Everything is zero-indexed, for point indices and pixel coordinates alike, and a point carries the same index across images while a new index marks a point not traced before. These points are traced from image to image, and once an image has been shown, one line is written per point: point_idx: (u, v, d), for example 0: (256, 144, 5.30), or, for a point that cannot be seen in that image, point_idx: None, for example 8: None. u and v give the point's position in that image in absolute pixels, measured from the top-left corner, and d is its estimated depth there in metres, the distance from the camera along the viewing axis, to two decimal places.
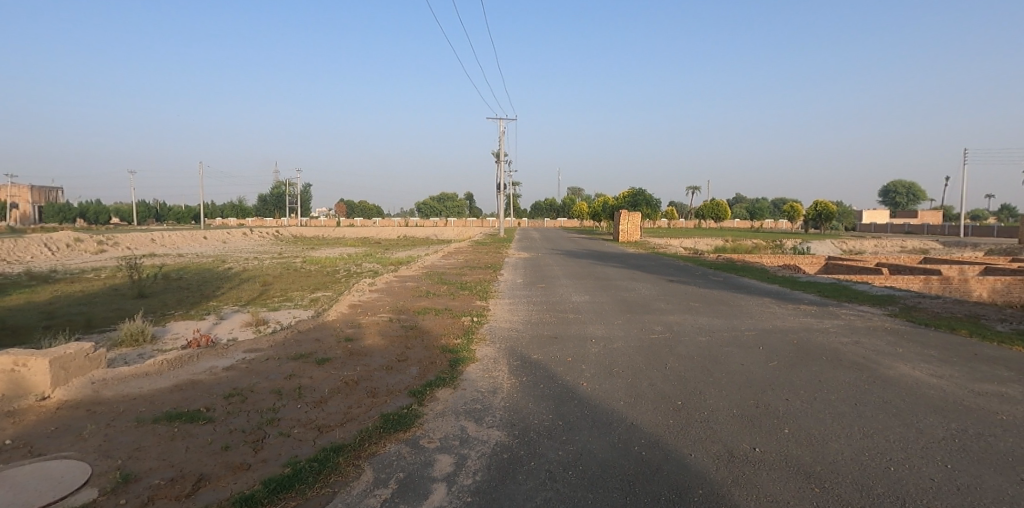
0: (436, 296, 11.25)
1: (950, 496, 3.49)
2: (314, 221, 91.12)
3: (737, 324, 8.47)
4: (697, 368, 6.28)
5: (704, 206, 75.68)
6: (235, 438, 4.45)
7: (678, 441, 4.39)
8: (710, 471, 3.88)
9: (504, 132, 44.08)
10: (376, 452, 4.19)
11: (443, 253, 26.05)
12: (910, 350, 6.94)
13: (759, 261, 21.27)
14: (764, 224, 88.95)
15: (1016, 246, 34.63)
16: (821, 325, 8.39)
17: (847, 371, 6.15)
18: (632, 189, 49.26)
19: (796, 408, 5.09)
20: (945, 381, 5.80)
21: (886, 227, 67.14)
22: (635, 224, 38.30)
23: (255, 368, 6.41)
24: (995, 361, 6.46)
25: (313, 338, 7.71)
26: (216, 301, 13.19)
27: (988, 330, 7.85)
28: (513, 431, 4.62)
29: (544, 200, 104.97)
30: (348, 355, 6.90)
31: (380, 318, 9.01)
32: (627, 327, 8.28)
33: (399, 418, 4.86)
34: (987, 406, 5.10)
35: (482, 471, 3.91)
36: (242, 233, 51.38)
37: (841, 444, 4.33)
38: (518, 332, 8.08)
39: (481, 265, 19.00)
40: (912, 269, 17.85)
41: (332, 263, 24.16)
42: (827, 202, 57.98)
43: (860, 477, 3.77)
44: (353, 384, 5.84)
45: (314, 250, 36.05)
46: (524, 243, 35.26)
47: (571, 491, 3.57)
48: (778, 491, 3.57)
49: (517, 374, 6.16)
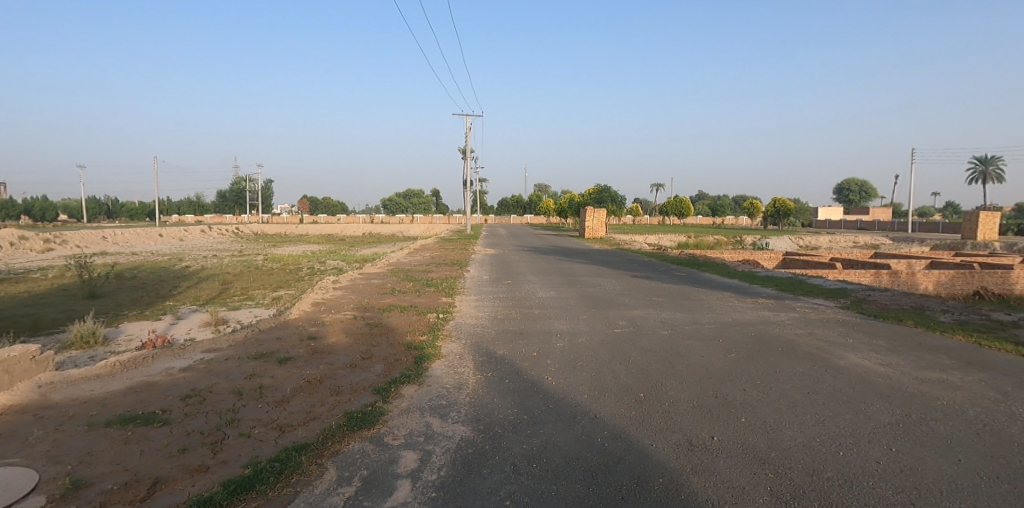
0: (402, 293, 11.15)
1: (894, 478, 3.70)
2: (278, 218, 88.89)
3: (698, 318, 8.67)
4: (659, 361, 6.40)
5: (669, 203, 76.99)
6: (192, 440, 4.32)
7: (640, 432, 4.48)
8: (670, 460, 3.98)
9: (469, 128, 44.01)
10: (340, 451, 4.14)
11: (409, 250, 25.71)
12: (860, 340, 7.26)
13: (720, 256, 21.81)
14: (726, 220, 91.45)
15: (958, 242, 36.47)
16: (778, 317, 8.67)
17: (802, 361, 6.39)
18: (597, 187, 49.92)
19: (752, 397, 5.25)
20: (891, 370, 6.07)
21: (840, 223, 69.82)
22: (600, 220, 38.52)
23: (214, 368, 6.23)
24: (938, 349, 6.81)
25: (274, 336, 7.52)
26: (174, 301, 12.74)
27: (933, 321, 8.25)
28: (478, 426, 4.63)
29: (512, 197, 105.44)
30: (311, 353, 6.77)
31: (344, 315, 8.86)
32: (592, 322, 8.37)
33: (363, 416, 4.81)
34: (930, 392, 5.38)
35: (447, 466, 3.91)
36: (202, 230, 49.64)
37: (795, 431, 4.50)
38: (484, 328, 8.07)
39: (447, 262, 18.88)
40: (863, 263, 18.59)
41: (295, 260, 23.64)
42: (786, 199, 60.23)
43: (810, 462, 3.94)
44: (316, 382, 5.73)
45: (276, 247, 35.06)
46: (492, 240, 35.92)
47: (535, 483, 3.62)
48: (735, 478, 3.70)
49: (482, 370, 6.15)
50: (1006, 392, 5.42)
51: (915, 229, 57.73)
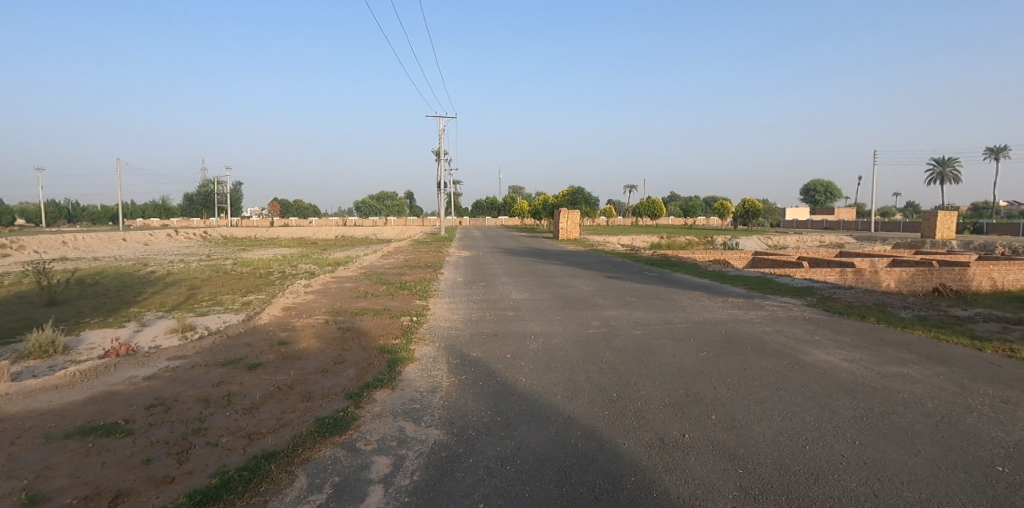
0: (376, 296, 11.03)
1: (858, 469, 3.81)
2: (249, 221, 87.03)
3: (670, 317, 8.79)
4: (632, 361, 6.46)
5: (642, 205, 78.03)
6: (157, 450, 4.20)
7: (612, 431, 4.53)
8: (643, 458, 4.02)
9: (443, 130, 43.94)
10: (310, 458, 4.06)
11: (383, 252, 25.45)
12: (826, 337, 7.46)
13: (692, 256, 22.16)
14: (698, 221, 93.15)
15: (918, 240, 37.83)
16: (747, 316, 8.86)
17: (770, 358, 6.53)
18: (571, 188, 50.27)
19: (723, 395, 5.35)
20: (855, 365, 6.25)
21: (807, 223, 71.59)
22: (574, 222, 38.76)
23: (180, 376, 6.06)
24: (898, 344, 7.05)
25: (244, 342, 7.36)
26: (138, 308, 12.35)
27: (894, 317, 8.52)
28: (452, 429, 4.61)
29: (488, 199, 105.57)
30: (282, 359, 6.64)
31: (316, 320, 8.73)
32: (566, 323, 8.41)
33: (334, 422, 4.74)
34: (892, 386, 5.56)
35: (420, 470, 3.88)
36: (168, 234, 48.29)
37: (763, 426, 4.60)
38: (458, 330, 8.04)
39: (421, 264, 18.75)
40: (829, 262, 19.12)
41: (266, 264, 23.19)
42: (754, 199, 61.66)
43: (778, 457, 4.03)
44: (286, 388, 5.63)
45: (246, 251, 34.31)
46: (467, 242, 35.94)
47: (509, 485, 3.62)
48: (705, 474, 3.76)
49: (456, 372, 6.12)
50: (963, 384, 5.63)
51: (879, 228, 59.67)
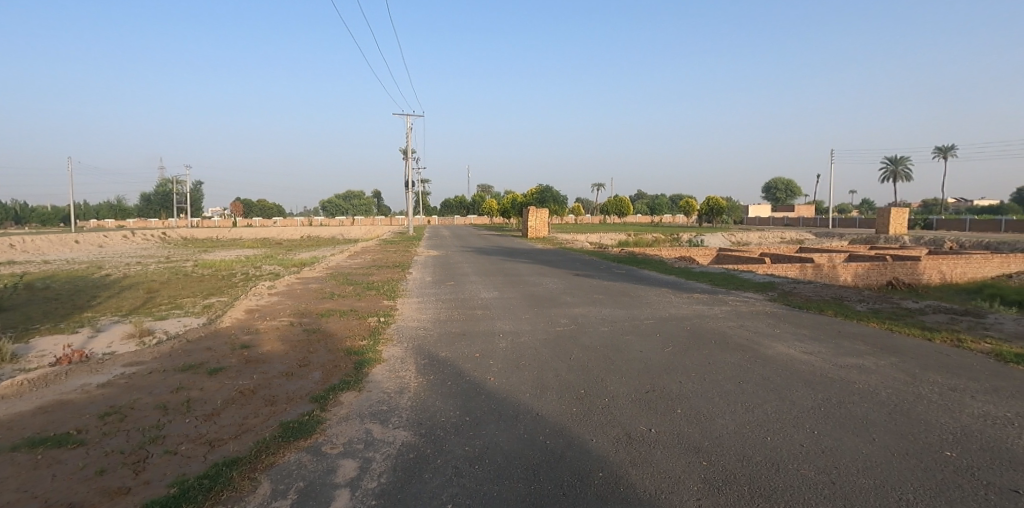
0: (342, 297, 10.87)
1: (816, 458, 3.94)
2: (210, 221, 84.51)
3: (637, 314, 8.92)
4: (600, 358, 6.53)
5: (610, 203, 78.96)
6: (112, 460, 4.03)
7: (580, 427, 4.57)
8: (610, 454, 4.07)
9: (410, 128, 43.54)
10: (274, 463, 3.97)
11: (349, 253, 25.04)
12: (786, 330, 7.69)
13: (659, 253, 22.53)
14: (665, 219, 94.85)
15: (873, 236, 39.35)
16: (711, 311, 9.06)
17: (733, 352, 6.69)
18: (540, 187, 50.46)
19: (688, 389, 5.46)
20: (814, 357, 6.47)
21: (768, 220, 73.70)
22: (543, 220, 38.91)
23: (136, 383, 5.84)
24: (855, 336, 7.32)
25: (204, 347, 7.14)
26: (91, 312, 11.84)
27: (850, 310, 8.84)
28: (420, 430, 4.57)
29: (457, 198, 105.16)
30: (244, 363, 6.47)
31: (280, 322, 8.54)
32: (534, 321, 8.45)
33: (299, 426, 4.64)
34: (848, 377, 5.78)
35: (387, 473, 3.83)
36: (124, 236, 46.48)
37: (726, 419, 4.71)
38: (426, 330, 7.99)
39: (389, 264, 18.54)
40: (789, 258, 19.73)
41: (228, 266, 22.58)
42: (718, 197, 63.11)
43: (741, 448, 4.13)
44: (249, 393, 5.49)
45: (206, 252, 33.29)
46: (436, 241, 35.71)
47: (477, 484, 3.61)
48: (671, 467, 3.83)
49: (424, 373, 6.08)
50: (914, 373, 5.89)
51: (835, 225, 61.87)
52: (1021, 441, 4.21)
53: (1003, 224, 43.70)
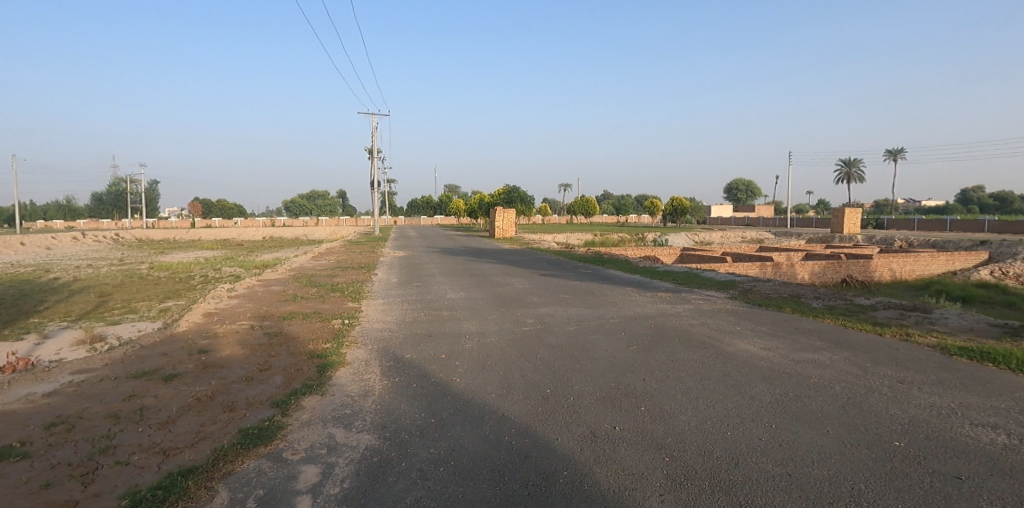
0: (305, 299, 10.65)
1: (773, 452, 4.06)
2: (168, 222, 81.58)
3: (603, 313, 9.04)
4: (565, 357, 6.59)
5: (577, 203, 79.71)
6: (59, 473, 3.86)
7: (546, 426, 4.60)
8: (575, 452, 4.11)
9: (376, 128, 43.08)
10: (233, 471, 3.86)
11: (313, 254, 24.52)
12: (746, 327, 7.91)
13: (624, 253, 22.86)
14: (631, 219, 96.38)
15: (829, 235, 40.88)
16: (675, 310, 9.24)
17: (695, 350, 6.85)
18: (507, 186, 50.54)
19: (651, 387, 5.55)
20: (772, 353, 6.67)
21: (731, 220, 75.66)
22: (510, 221, 38.96)
23: (85, 391, 5.59)
24: (811, 332, 7.58)
25: (159, 352, 6.89)
26: (36, 318, 11.26)
27: (807, 307, 9.15)
28: (384, 434, 4.52)
29: (425, 198, 104.59)
30: (202, 368, 6.28)
31: (240, 326, 8.31)
32: (501, 322, 8.45)
33: (259, 432, 4.53)
34: (803, 372, 5.99)
35: (350, 477, 3.78)
36: (73, 237, 44.36)
37: (688, 415, 4.81)
38: (391, 332, 7.90)
39: (353, 265, 18.25)
40: (749, 256, 20.32)
41: (185, 268, 21.81)
42: (682, 198, 64.52)
43: (702, 443, 4.23)
44: (206, 399, 5.33)
45: (162, 255, 32.04)
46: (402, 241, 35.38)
47: (442, 487, 3.59)
48: (635, 464, 3.89)
49: (389, 375, 6.01)
50: (866, 367, 6.14)
51: (793, 224, 64.02)
52: (962, 430, 4.44)
53: (948, 223, 46.02)
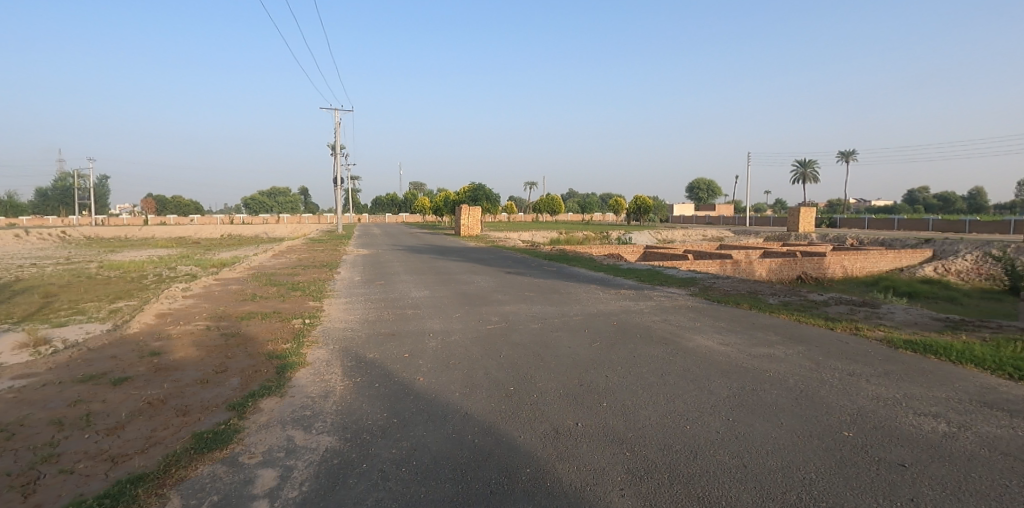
0: (264, 299, 10.38)
1: (730, 444, 4.19)
2: (120, 219, 78.24)
3: (567, 310, 9.13)
4: (530, 354, 6.63)
5: (544, 201, 80.15)
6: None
7: (509, 424, 4.62)
8: (538, 449, 4.14)
9: (339, 125, 42.34)
10: (186, 477, 3.74)
11: (273, 252, 23.93)
12: (706, 323, 8.12)
13: (589, 251, 23.11)
14: (597, 217, 97.54)
15: (784, 234, 42.35)
16: (638, 307, 9.41)
17: (657, 345, 6.99)
18: (473, 184, 50.43)
19: (613, 383, 5.64)
20: (730, 348, 6.87)
21: (693, 218, 77.50)
22: (475, 219, 38.87)
23: (27, 397, 5.32)
24: (767, 327, 7.84)
25: (108, 355, 6.61)
26: None
27: (764, 303, 9.45)
28: (345, 435, 4.46)
29: (391, 195, 103.44)
30: (154, 371, 6.05)
31: (196, 327, 8.04)
32: (465, 320, 8.44)
33: (215, 436, 4.40)
34: (759, 366, 6.19)
35: (310, 480, 3.71)
36: (14, 235, 42.00)
37: (649, 410, 4.91)
38: (354, 331, 7.79)
39: (315, 264, 17.90)
40: (710, 254, 20.85)
41: (136, 267, 20.94)
42: (645, 197, 65.72)
43: (662, 438, 4.32)
44: (158, 403, 5.14)
45: (112, 253, 30.69)
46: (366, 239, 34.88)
47: (404, 487, 3.57)
48: (596, 460, 3.95)
49: (351, 375, 5.92)
50: (818, 360, 6.39)
51: (751, 223, 66.06)
52: (906, 419, 4.68)
53: (894, 223, 48.30)
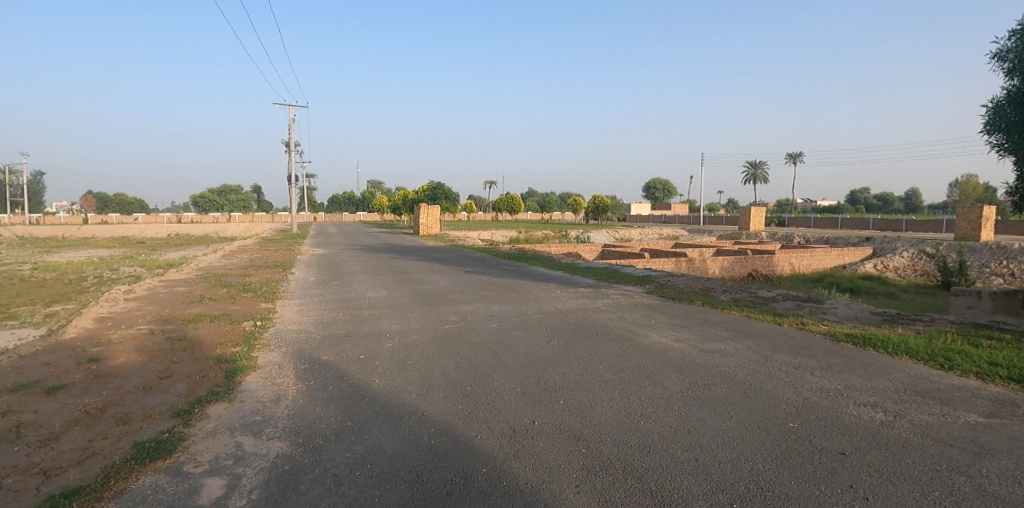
0: (213, 301, 10.02)
1: (682, 438, 4.31)
2: (57, 217, 73.91)
3: (526, 309, 9.19)
4: (488, 354, 6.64)
5: (505, 200, 80.31)
6: None
7: (466, 424, 4.62)
8: (494, 449, 4.16)
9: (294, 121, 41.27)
10: (125, 489, 3.59)
11: (223, 252, 23.12)
12: (660, 320, 8.33)
13: (548, 250, 23.30)
14: (558, 215, 98.41)
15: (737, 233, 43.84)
16: (595, 305, 9.55)
17: (612, 343, 7.12)
18: (432, 183, 50.02)
19: (570, 380, 5.72)
20: (682, 344, 7.08)
21: (651, 217, 79.27)
22: (435, 218, 38.56)
23: None
24: (718, 323, 8.10)
25: (41, 362, 6.25)
26: None
27: (716, 300, 9.75)
28: (297, 440, 4.36)
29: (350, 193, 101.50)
30: (92, 379, 5.76)
31: (138, 331, 7.69)
32: (423, 320, 8.38)
33: (158, 445, 4.23)
34: (709, 361, 6.40)
35: (259, 488, 3.62)
36: None
37: (604, 407, 5.01)
38: (308, 333, 7.62)
39: (268, 264, 17.39)
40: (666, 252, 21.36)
41: (74, 268, 19.83)
42: (603, 196, 66.80)
43: (616, 434, 4.42)
44: (96, 412, 4.90)
45: (47, 254, 28.91)
46: (322, 239, 34.08)
47: (358, 491, 3.53)
48: (552, 458, 4.00)
49: (304, 378, 5.80)
50: (766, 355, 6.66)
51: (705, 222, 68.08)
52: (845, 409, 4.93)
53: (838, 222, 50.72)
